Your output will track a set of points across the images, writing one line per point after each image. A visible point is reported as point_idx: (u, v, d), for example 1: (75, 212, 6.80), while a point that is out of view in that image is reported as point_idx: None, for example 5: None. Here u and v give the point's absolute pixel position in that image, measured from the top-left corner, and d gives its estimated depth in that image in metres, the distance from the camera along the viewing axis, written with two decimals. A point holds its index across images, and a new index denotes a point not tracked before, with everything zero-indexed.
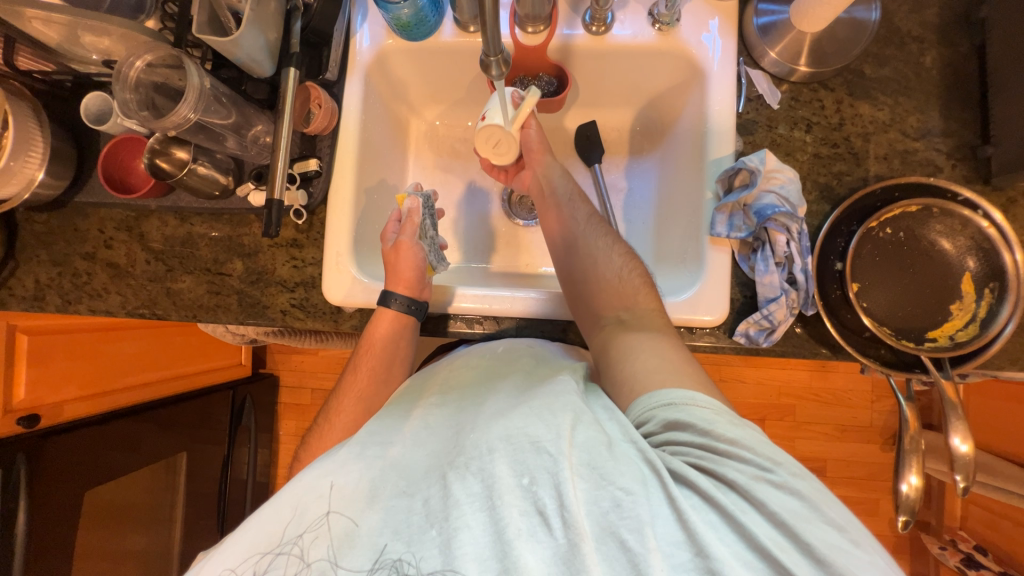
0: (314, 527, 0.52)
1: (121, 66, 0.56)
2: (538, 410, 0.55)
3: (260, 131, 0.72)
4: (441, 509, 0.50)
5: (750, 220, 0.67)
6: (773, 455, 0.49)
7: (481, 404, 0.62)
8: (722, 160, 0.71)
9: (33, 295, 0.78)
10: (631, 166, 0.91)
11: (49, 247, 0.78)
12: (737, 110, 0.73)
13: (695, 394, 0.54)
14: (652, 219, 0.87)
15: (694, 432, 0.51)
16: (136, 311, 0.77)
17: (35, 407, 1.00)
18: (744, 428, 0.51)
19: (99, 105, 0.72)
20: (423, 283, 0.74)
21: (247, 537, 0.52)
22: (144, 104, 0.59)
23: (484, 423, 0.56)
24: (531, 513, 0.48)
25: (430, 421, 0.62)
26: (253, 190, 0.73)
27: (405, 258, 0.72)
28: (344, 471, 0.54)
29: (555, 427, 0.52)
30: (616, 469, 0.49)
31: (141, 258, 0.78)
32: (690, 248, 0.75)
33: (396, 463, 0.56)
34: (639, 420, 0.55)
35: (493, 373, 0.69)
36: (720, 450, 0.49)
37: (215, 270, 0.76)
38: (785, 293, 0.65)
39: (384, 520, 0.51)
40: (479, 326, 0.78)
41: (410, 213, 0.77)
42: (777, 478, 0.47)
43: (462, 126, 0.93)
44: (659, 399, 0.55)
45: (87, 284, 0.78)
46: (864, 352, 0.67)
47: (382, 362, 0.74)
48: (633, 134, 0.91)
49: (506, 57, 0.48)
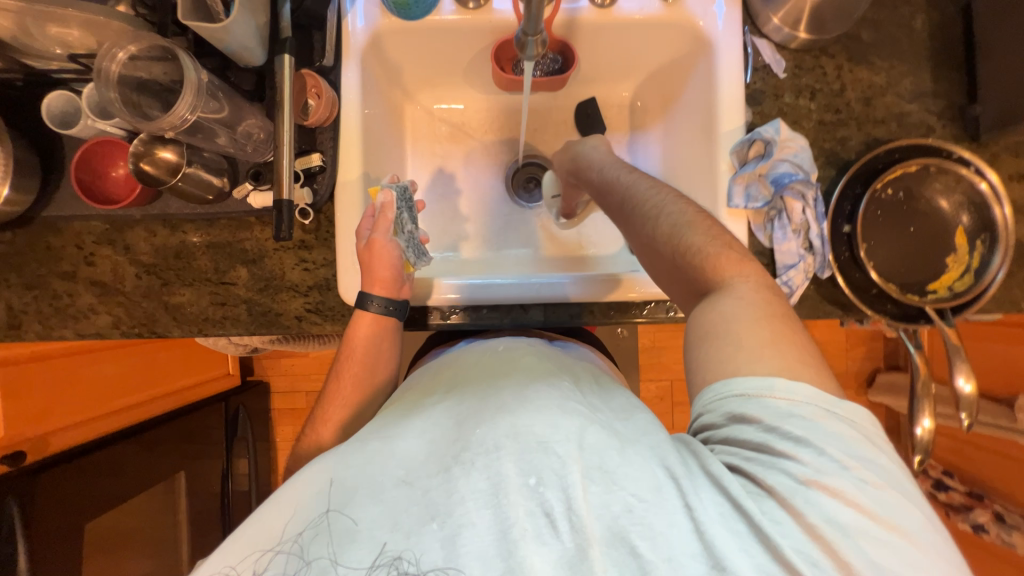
0: (314, 523, 0.47)
1: (102, 61, 0.50)
2: (551, 411, 0.52)
3: (252, 126, 0.67)
4: (444, 503, 0.46)
5: (766, 189, 0.69)
6: (839, 457, 0.45)
7: (487, 394, 0.57)
8: (734, 132, 0.72)
9: (8, 323, 0.71)
10: (633, 142, 0.91)
11: (19, 269, 0.71)
12: (745, 81, 0.73)
13: (773, 382, 0.48)
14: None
15: (757, 428, 0.47)
16: (131, 331, 0.71)
17: (17, 444, 0.91)
18: (819, 425, 0.46)
19: (61, 105, 0.64)
20: (400, 281, 0.69)
21: (247, 531, 0.48)
22: (130, 103, 0.53)
23: (488, 418, 0.52)
24: (536, 514, 0.45)
25: (433, 419, 0.55)
26: (252, 191, 0.68)
27: (381, 259, 0.66)
28: (344, 466, 0.50)
29: (562, 428, 0.50)
30: (626, 474, 0.47)
31: (130, 273, 0.71)
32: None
33: (395, 453, 0.51)
34: (706, 412, 0.51)
35: (493, 369, 0.63)
36: (778, 451, 0.46)
37: (217, 280, 0.71)
38: (803, 259, 0.69)
39: (379, 513, 0.47)
40: (506, 313, 0.75)
41: (384, 208, 0.68)
42: (832, 485, 0.43)
43: (460, 108, 0.90)
44: (732, 388, 0.49)
45: (70, 306, 0.71)
46: (873, 308, 0.71)
47: (365, 366, 0.69)
48: (633, 110, 0.91)
49: (543, 38, 0.47)
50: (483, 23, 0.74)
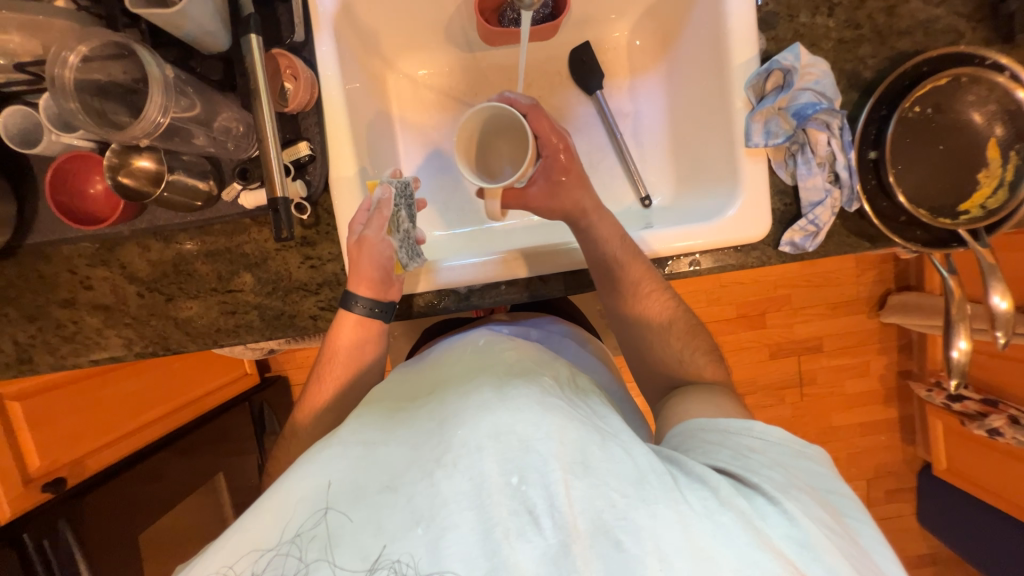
0: (311, 526, 0.45)
1: (52, 68, 0.45)
2: (535, 409, 0.48)
3: (229, 120, 0.61)
4: (428, 508, 0.44)
5: (789, 123, 0.64)
6: (808, 482, 0.50)
7: (463, 390, 0.54)
8: (747, 64, 0.66)
9: (18, 358, 0.69)
10: (634, 86, 0.85)
11: (17, 302, 0.68)
12: (756, 4, 0.66)
13: (751, 424, 0.56)
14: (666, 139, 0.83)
15: (736, 450, 0.53)
16: (145, 351, 0.69)
17: (56, 471, 0.92)
18: (790, 456, 0.53)
19: (19, 123, 0.59)
20: (388, 283, 0.65)
21: (237, 535, 0.47)
22: (96, 112, 0.48)
23: (468, 416, 0.49)
24: (520, 512, 0.43)
25: (411, 423, 0.53)
26: (242, 192, 0.63)
27: (370, 258, 0.62)
28: (336, 469, 0.48)
29: (544, 425, 0.47)
30: (609, 469, 0.45)
31: (131, 292, 0.68)
32: (719, 165, 0.72)
33: (382, 461, 0.49)
34: (694, 436, 0.56)
35: (474, 367, 0.59)
36: (756, 466, 0.51)
37: (223, 289, 0.68)
38: (829, 194, 0.65)
39: (366, 520, 0.45)
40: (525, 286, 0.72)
41: (381, 204, 0.63)
42: (806, 498, 0.48)
43: (446, 71, 0.83)
44: (718, 423, 0.57)
45: (78, 334, 0.69)
46: (904, 237, 0.68)
47: (349, 370, 0.65)
48: (631, 51, 0.84)
49: None
50: None
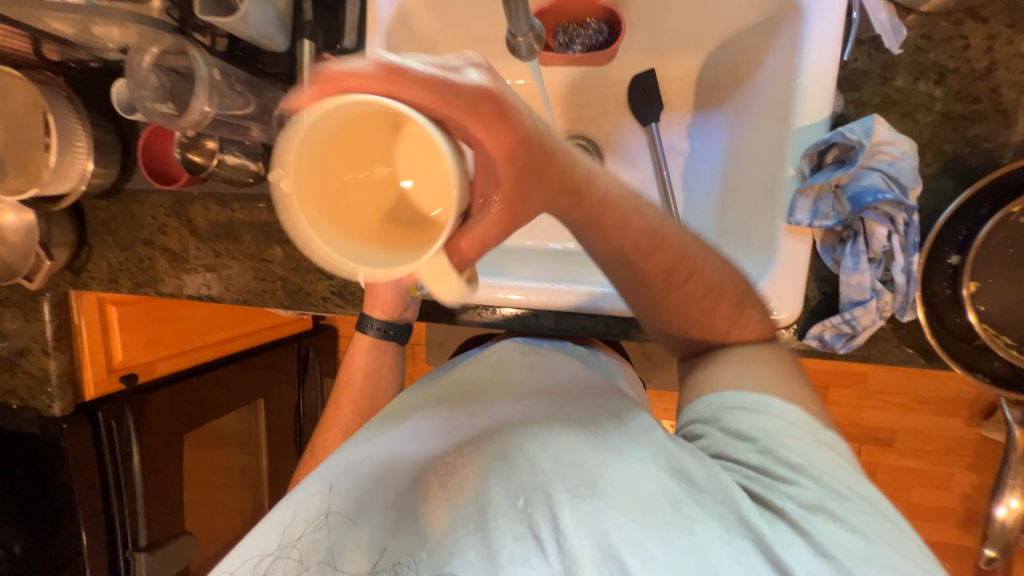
0: (314, 527, 0.47)
1: (132, 58, 0.59)
2: (545, 430, 0.49)
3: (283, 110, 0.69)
4: (430, 524, 0.45)
5: (842, 206, 0.55)
6: (842, 488, 0.44)
7: (477, 409, 0.57)
8: (812, 127, 0.57)
9: (109, 277, 0.85)
10: (694, 124, 0.79)
11: (114, 233, 0.84)
12: (841, 59, 0.57)
13: (768, 399, 0.49)
14: (717, 186, 0.74)
15: (754, 447, 0.47)
16: (195, 294, 0.82)
17: (132, 367, 1.11)
18: (819, 444, 0.46)
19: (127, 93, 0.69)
20: (401, 305, 0.71)
21: (248, 542, 0.49)
22: (162, 93, 0.62)
23: (478, 436, 0.51)
24: (524, 536, 0.42)
25: (420, 430, 0.56)
26: None
27: (381, 286, 0.69)
28: (345, 475, 0.50)
29: (548, 445, 0.47)
30: (617, 491, 0.43)
31: (192, 243, 0.80)
32: (757, 229, 0.64)
33: (389, 471, 0.50)
34: (708, 430, 0.50)
35: (488, 381, 0.62)
36: (777, 473, 0.45)
37: (259, 257, 0.78)
38: (876, 296, 0.56)
39: (371, 536, 0.46)
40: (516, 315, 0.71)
41: None
42: (837, 509, 0.42)
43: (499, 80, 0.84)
44: (730, 399, 0.51)
45: (151, 269, 0.83)
46: (973, 367, 0.56)
47: (366, 391, 0.73)
48: (699, 88, 0.77)
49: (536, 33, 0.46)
50: None
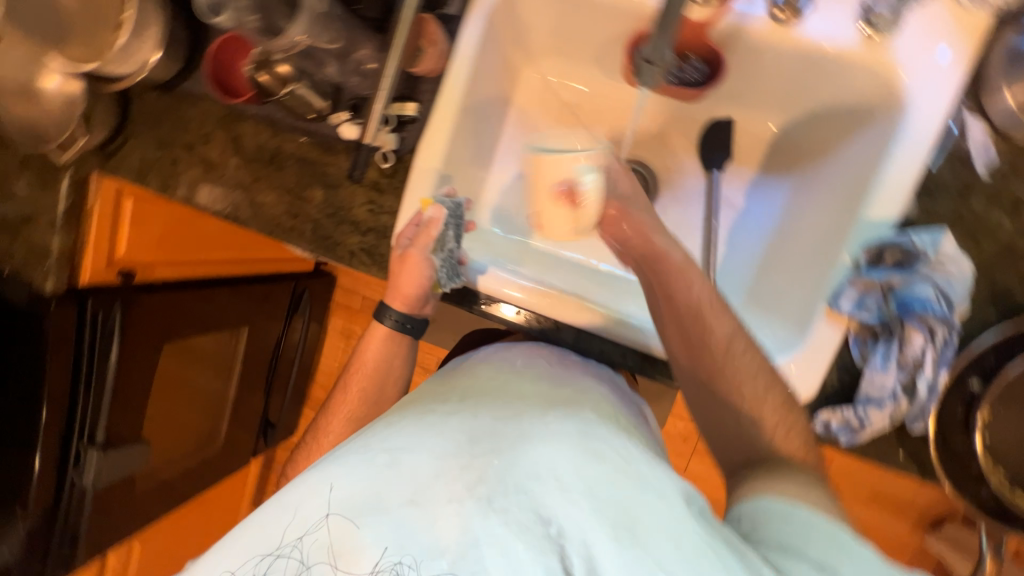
0: (313, 527, 0.50)
1: None
2: (573, 458, 0.51)
3: (364, 57, 0.67)
4: (462, 536, 0.47)
5: (887, 305, 0.57)
6: None
7: (510, 417, 0.58)
8: (883, 219, 0.57)
9: (137, 172, 0.83)
10: (757, 182, 0.80)
11: (155, 128, 0.82)
12: (925, 165, 0.59)
13: (795, 507, 0.48)
14: (759, 254, 0.77)
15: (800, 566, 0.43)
16: (220, 212, 0.80)
17: (130, 263, 1.08)
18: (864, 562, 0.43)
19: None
20: (419, 300, 0.75)
21: (246, 539, 0.52)
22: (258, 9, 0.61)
23: (519, 450, 0.52)
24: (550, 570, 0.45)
25: (442, 430, 0.56)
26: (346, 122, 0.70)
27: (406, 278, 0.71)
28: (346, 473, 0.52)
29: (583, 473, 0.50)
30: (658, 541, 0.45)
31: (233, 161, 0.79)
32: (790, 309, 0.67)
33: (404, 473, 0.52)
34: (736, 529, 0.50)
35: (508, 385, 0.64)
36: None
37: (296, 193, 0.77)
38: (894, 400, 0.58)
39: (392, 532, 0.48)
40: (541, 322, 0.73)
41: (430, 222, 0.69)
42: None
43: (577, 88, 0.84)
44: (760, 506, 0.50)
45: (184, 175, 0.81)
46: (962, 489, 0.58)
47: (373, 381, 0.78)
48: (770, 151, 0.78)
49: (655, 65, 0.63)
50: None
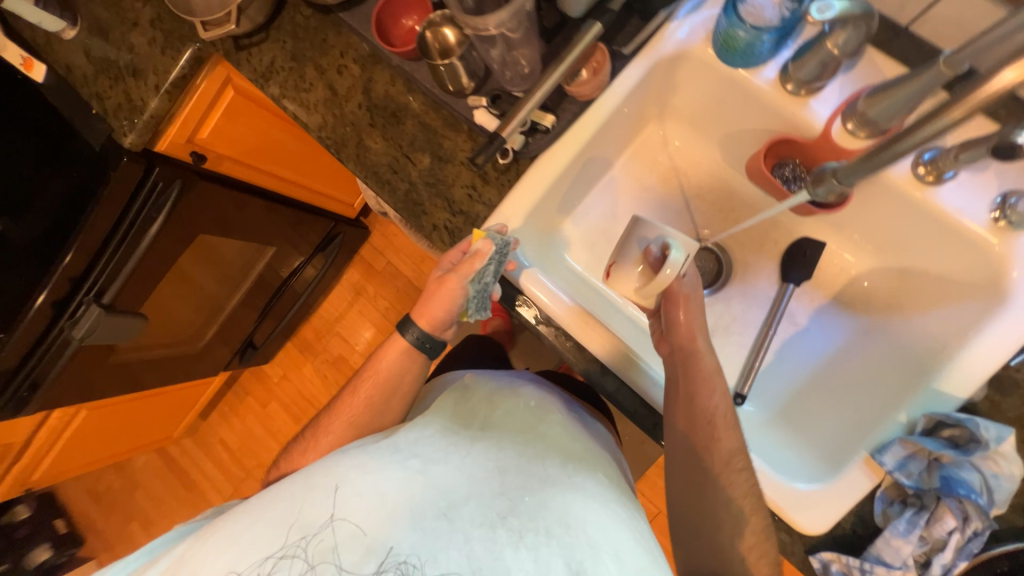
0: (319, 529, 0.53)
1: None
2: (585, 517, 0.55)
3: (525, 58, 0.69)
4: (485, 555, 0.51)
5: (929, 477, 0.57)
6: None
7: (532, 460, 0.61)
8: (947, 400, 0.61)
9: (262, 72, 0.85)
10: (826, 309, 0.81)
11: (296, 41, 0.84)
12: (1005, 362, 0.61)
13: None
14: (805, 378, 0.78)
15: None
16: (325, 140, 0.82)
17: (206, 149, 1.09)
18: None
19: None
20: (444, 324, 0.72)
21: (255, 529, 0.55)
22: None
23: (539, 492, 0.57)
24: None
25: (466, 451, 0.60)
26: (482, 108, 0.72)
27: (437, 300, 0.70)
28: (362, 477, 0.56)
29: (602, 538, 0.54)
30: None
31: (356, 98, 0.81)
32: (820, 443, 0.73)
33: (435, 484, 0.56)
34: None
35: (529, 425, 0.66)
36: None
37: (404, 152, 0.78)
38: (905, 569, 0.58)
39: (421, 541, 0.52)
40: (587, 363, 0.72)
41: (476, 254, 0.66)
42: None
43: (692, 159, 0.87)
44: None
45: (305, 93, 0.83)
46: None
47: (383, 390, 0.75)
48: (850, 286, 0.80)
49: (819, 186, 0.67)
50: (791, 115, 0.66)
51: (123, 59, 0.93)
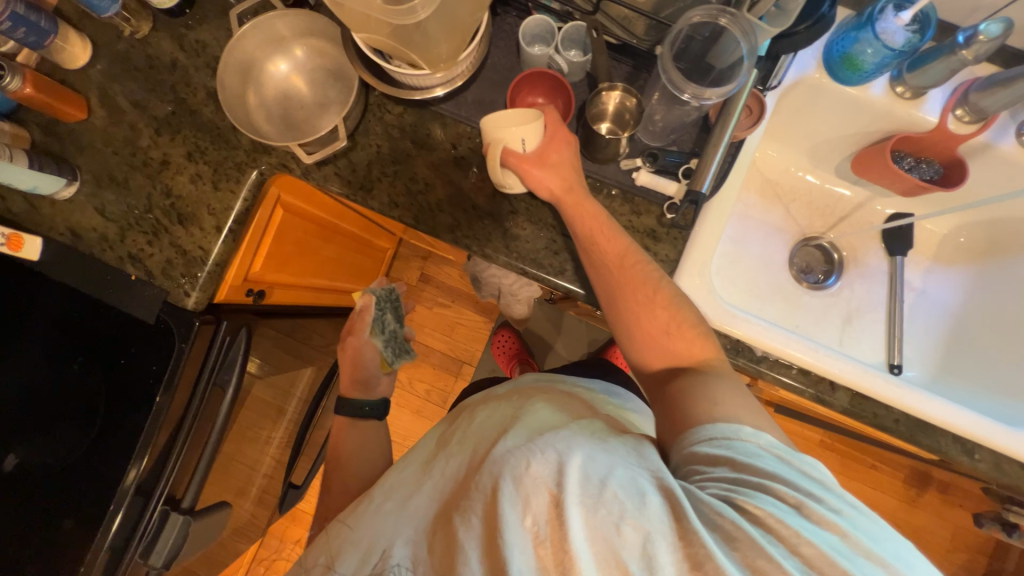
0: (317, 551, 0.62)
1: (704, 10, 0.58)
2: (566, 453, 0.50)
3: (679, 114, 0.69)
4: (446, 543, 0.51)
5: None
6: (768, 490, 0.48)
7: (480, 425, 0.63)
8: None
9: (360, 183, 0.75)
10: (931, 270, 0.92)
11: (392, 143, 0.75)
12: None
13: (738, 427, 0.53)
14: (940, 332, 0.88)
15: (726, 468, 0.51)
16: (463, 240, 0.74)
17: (259, 282, 0.92)
18: (756, 464, 0.50)
19: (570, 34, 0.71)
20: (358, 374, 0.96)
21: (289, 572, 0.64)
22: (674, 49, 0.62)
23: (494, 449, 0.55)
24: (529, 553, 0.45)
25: (456, 464, 0.59)
26: (642, 169, 0.71)
27: (349, 358, 0.96)
28: (363, 512, 0.62)
29: (524, 457, 0.51)
30: (623, 496, 0.46)
31: (487, 188, 0.74)
32: (1013, 386, 0.80)
33: (409, 504, 0.59)
34: (709, 441, 0.53)
35: (509, 404, 0.65)
36: (751, 484, 0.49)
37: (560, 230, 0.74)
38: None
39: (390, 528, 0.57)
40: (815, 384, 0.73)
41: (362, 308, 0.99)
42: (744, 491, 0.48)
43: (781, 169, 0.94)
44: (707, 431, 0.53)
45: (421, 195, 0.75)
46: None
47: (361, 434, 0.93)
48: (943, 244, 0.92)
49: (933, 168, 0.79)
50: (903, 116, 0.76)
51: (162, 207, 0.76)
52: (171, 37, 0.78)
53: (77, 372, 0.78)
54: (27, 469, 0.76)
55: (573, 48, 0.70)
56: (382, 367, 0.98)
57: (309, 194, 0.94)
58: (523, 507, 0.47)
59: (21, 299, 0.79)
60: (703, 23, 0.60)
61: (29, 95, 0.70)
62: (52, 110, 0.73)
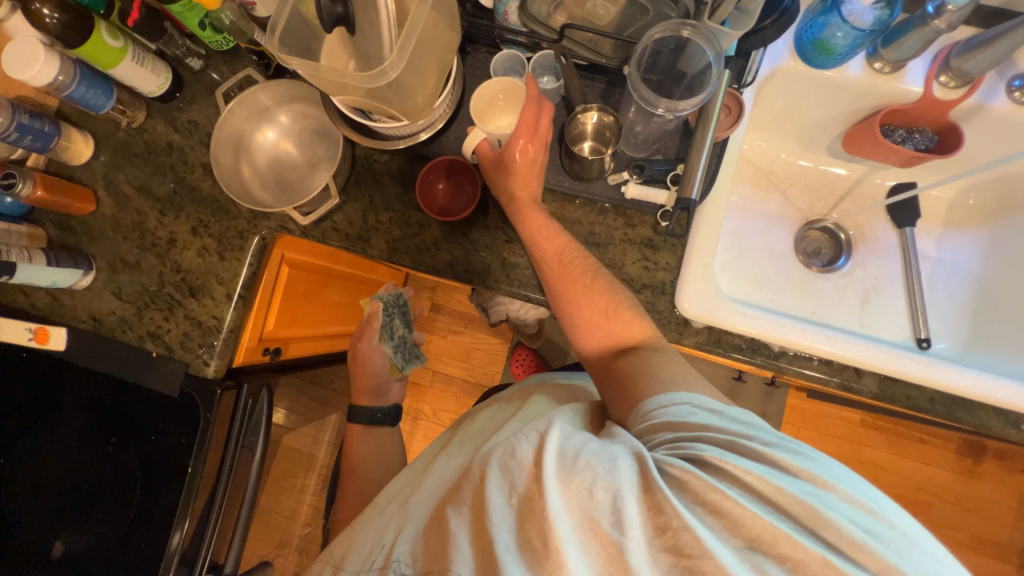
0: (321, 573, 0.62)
1: (665, 26, 0.59)
2: (546, 433, 0.51)
3: (657, 124, 0.70)
4: (438, 535, 0.49)
5: None
6: (714, 439, 0.50)
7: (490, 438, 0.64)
8: None
9: (358, 234, 0.77)
10: (944, 236, 0.90)
11: (383, 191, 0.77)
12: None
13: (676, 395, 0.56)
14: (964, 299, 0.86)
15: (669, 429, 0.53)
16: (465, 275, 0.75)
17: (274, 340, 0.94)
18: (702, 421, 0.52)
19: (542, 63, 0.73)
20: (375, 390, 0.98)
21: None
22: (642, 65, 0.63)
23: (486, 445, 0.56)
24: (514, 530, 0.44)
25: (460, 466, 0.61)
26: (629, 182, 0.71)
27: (364, 376, 0.97)
28: (371, 528, 0.61)
29: (507, 442, 0.51)
30: (597, 464, 0.47)
31: (480, 222, 0.76)
32: None
33: (412, 511, 0.58)
34: (652, 412, 0.55)
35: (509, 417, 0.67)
36: (693, 436, 0.51)
37: None
38: None
39: (400, 527, 0.56)
40: (839, 374, 0.71)
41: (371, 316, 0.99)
42: (691, 444, 0.50)
43: (772, 156, 0.93)
44: (651, 404, 0.56)
45: (418, 237, 0.76)
46: None
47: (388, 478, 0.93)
48: (953, 208, 0.90)
49: (927, 137, 0.78)
50: (886, 90, 0.75)
51: (173, 280, 0.79)
52: (165, 121, 0.82)
53: (110, 453, 0.80)
54: (75, 553, 0.78)
55: (546, 75, 0.73)
56: (392, 372, 1.01)
57: (312, 248, 0.95)
58: (505, 486, 0.47)
59: (54, 388, 0.82)
60: (666, 37, 0.61)
61: (41, 197, 0.74)
62: (63, 207, 0.77)
